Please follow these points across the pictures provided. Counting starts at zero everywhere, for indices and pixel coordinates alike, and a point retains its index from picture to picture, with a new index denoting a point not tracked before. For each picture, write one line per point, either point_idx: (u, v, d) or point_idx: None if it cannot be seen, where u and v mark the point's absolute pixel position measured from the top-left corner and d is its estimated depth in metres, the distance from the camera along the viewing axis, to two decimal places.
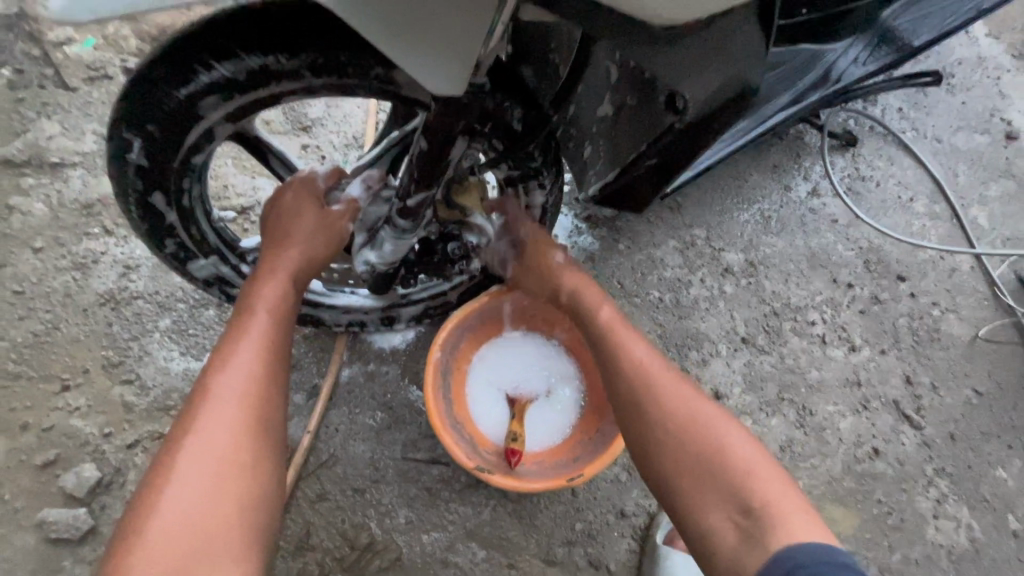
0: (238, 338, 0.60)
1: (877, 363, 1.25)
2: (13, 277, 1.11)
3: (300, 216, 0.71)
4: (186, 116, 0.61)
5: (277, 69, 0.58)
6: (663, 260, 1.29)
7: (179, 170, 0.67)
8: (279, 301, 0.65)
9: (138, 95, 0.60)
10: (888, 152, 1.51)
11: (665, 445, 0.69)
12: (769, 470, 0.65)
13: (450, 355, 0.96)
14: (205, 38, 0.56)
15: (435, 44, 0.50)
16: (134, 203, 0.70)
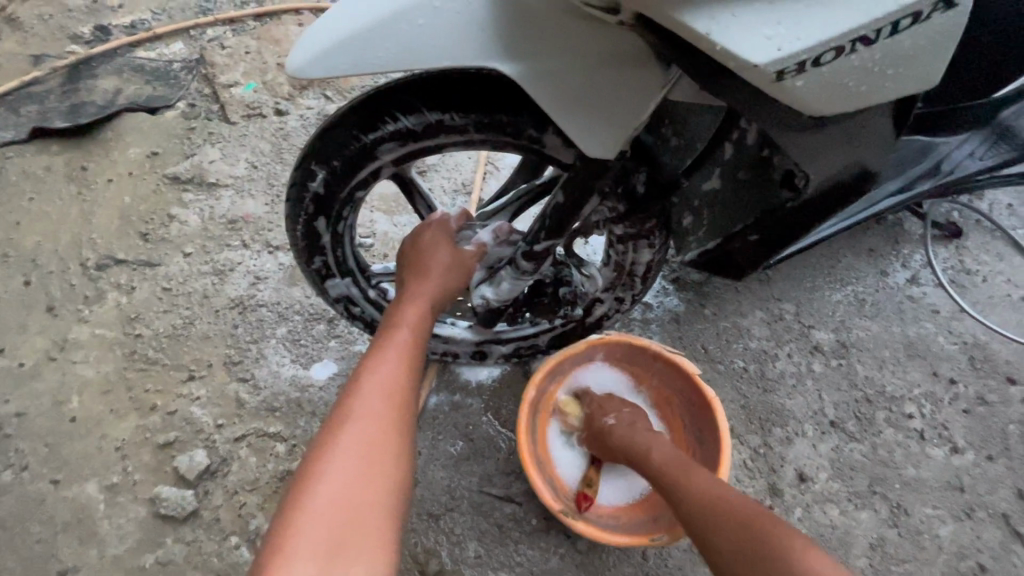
0: (384, 351, 0.66)
1: (984, 469, 1.16)
2: (165, 276, 1.28)
3: (436, 248, 0.76)
4: (365, 157, 0.73)
5: (449, 125, 0.68)
6: (749, 330, 1.29)
7: (344, 200, 0.79)
8: (417, 321, 0.71)
9: (333, 137, 0.72)
10: (997, 248, 1.46)
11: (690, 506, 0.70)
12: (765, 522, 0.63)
13: (540, 395, 0.99)
14: (397, 96, 0.68)
15: (594, 118, 0.59)
16: (301, 223, 0.81)
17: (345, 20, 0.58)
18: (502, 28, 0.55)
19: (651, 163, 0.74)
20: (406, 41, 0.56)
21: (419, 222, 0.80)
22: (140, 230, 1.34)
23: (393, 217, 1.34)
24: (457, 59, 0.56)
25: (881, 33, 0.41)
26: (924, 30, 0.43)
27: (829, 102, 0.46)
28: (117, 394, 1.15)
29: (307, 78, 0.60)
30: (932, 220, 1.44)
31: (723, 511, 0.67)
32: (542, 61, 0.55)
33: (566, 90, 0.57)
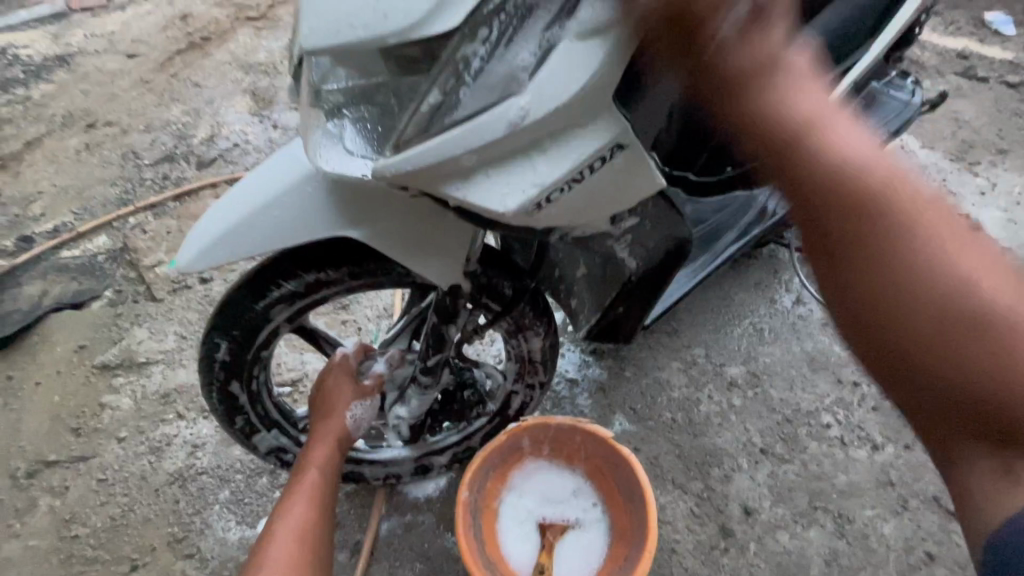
0: (294, 495, 0.75)
1: (906, 459, 1.25)
2: (99, 466, 1.28)
3: (341, 387, 0.86)
4: (261, 321, 0.82)
5: (326, 279, 0.79)
6: (669, 381, 1.39)
7: (251, 361, 0.86)
8: (327, 457, 0.80)
9: (228, 311, 0.81)
10: None
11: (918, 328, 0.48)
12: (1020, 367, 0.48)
13: (478, 495, 1.03)
14: (278, 266, 0.79)
15: (434, 255, 0.72)
16: (217, 392, 0.88)
17: (215, 222, 0.70)
18: (342, 203, 0.68)
19: (508, 269, 0.85)
20: (267, 227, 0.68)
21: (324, 366, 0.90)
22: (71, 426, 1.35)
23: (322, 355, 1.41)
24: (313, 234, 0.68)
25: (587, 172, 0.58)
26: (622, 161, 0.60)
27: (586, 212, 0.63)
28: None
29: (192, 271, 0.70)
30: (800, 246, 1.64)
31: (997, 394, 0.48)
32: (379, 221, 0.69)
33: (405, 238, 0.70)
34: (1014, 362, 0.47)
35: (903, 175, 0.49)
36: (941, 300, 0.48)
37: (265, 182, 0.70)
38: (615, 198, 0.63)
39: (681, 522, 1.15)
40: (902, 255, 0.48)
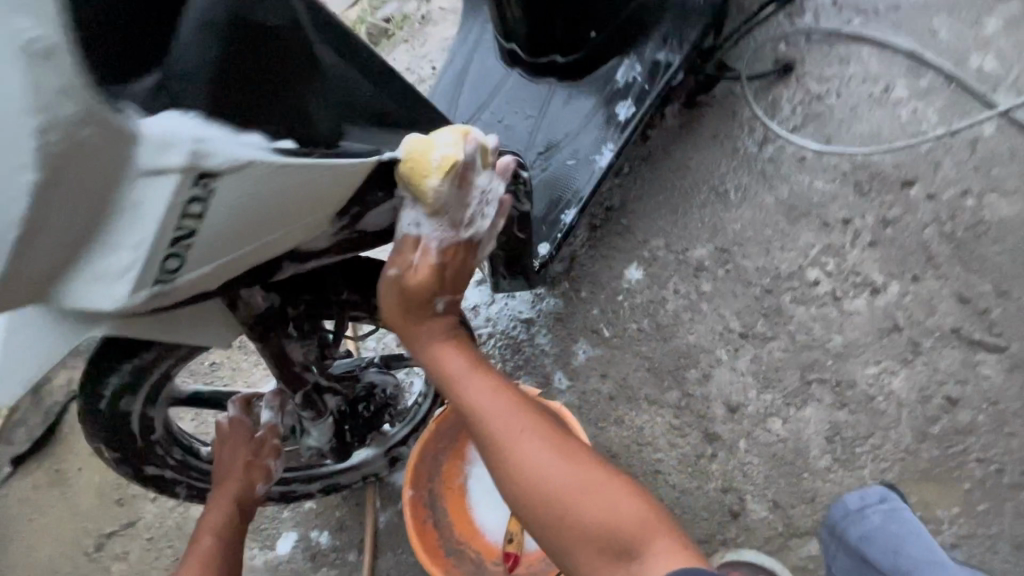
0: (188, 565, 0.75)
1: (915, 294, 1.05)
2: (147, 526, 1.44)
3: (236, 446, 0.83)
4: (120, 416, 0.80)
5: (147, 359, 0.74)
6: (629, 287, 1.24)
7: (145, 444, 0.87)
8: (224, 524, 0.79)
9: (83, 418, 0.79)
10: (839, 52, 1.33)
11: (522, 496, 0.61)
12: (605, 494, 0.60)
13: (433, 483, 1.01)
14: (97, 365, 0.74)
15: (202, 320, 0.60)
16: (137, 476, 0.91)
17: None
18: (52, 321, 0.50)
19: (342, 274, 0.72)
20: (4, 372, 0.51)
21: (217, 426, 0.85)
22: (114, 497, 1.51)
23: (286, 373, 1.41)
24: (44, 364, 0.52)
25: (190, 222, 0.38)
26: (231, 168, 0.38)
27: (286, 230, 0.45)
28: None
29: None
30: (758, 71, 1.34)
31: (579, 519, 0.60)
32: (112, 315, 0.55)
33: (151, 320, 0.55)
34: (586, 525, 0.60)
35: (474, 395, 0.64)
36: (523, 501, 0.61)
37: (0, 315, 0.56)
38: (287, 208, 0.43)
39: (662, 439, 1.07)
40: (519, 486, 0.61)
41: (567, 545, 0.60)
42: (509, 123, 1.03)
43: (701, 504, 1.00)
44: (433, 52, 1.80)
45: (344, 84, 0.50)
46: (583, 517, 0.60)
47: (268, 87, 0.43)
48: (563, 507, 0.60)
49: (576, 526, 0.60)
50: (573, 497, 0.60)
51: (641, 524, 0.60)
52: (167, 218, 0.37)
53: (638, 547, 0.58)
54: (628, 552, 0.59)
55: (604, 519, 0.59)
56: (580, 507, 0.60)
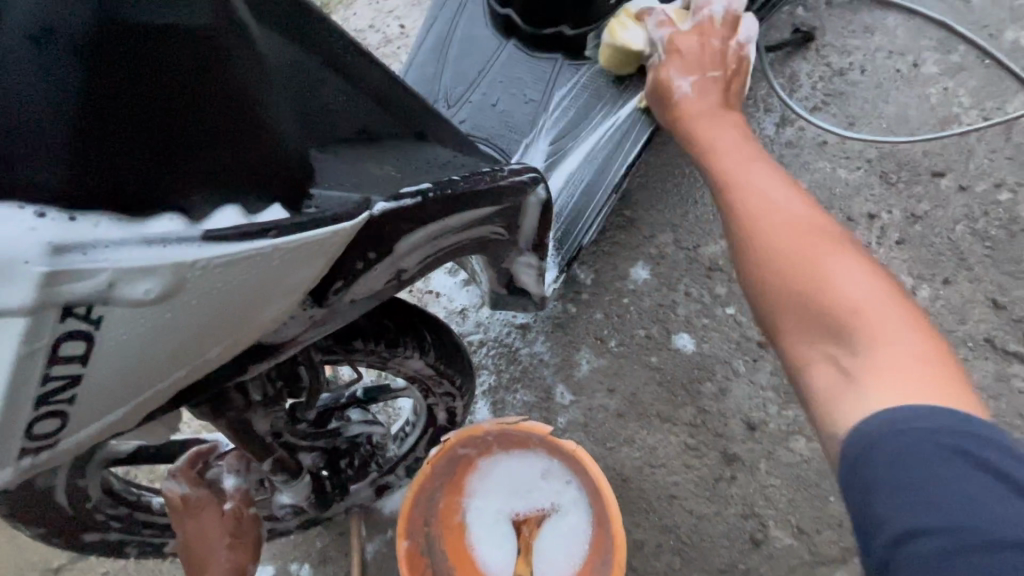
0: None
1: (947, 299, 0.98)
2: None
3: (206, 530, 0.67)
4: (40, 492, 0.64)
5: None
6: (637, 289, 1.12)
7: (79, 514, 0.71)
8: None
9: None
10: (863, 20, 1.20)
11: (764, 229, 0.56)
12: (901, 312, 0.48)
13: (429, 526, 0.91)
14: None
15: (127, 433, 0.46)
16: (70, 547, 0.74)
17: None
18: None
19: None
20: None
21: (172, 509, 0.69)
22: None
23: None
24: None
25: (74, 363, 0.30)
26: (154, 288, 0.30)
27: (233, 333, 0.36)
28: None
29: None
30: (774, 41, 1.20)
31: (784, 268, 0.53)
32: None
33: None
34: (823, 289, 0.50)
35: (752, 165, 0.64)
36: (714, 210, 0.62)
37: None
38: (224, 316, 0.35)
39: (676, 461, 0.99)
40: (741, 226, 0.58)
41: (791, 301, 0.52)
42: (504, 108, 0.86)
43: (722, 531, 0.94)
44: (401, 7, 1.56)
45: (294, 71, 0.40)
46: (838, 289, 0.50)
47: (158, 120, 0.31)
48: (803, 258, 0.53)
49: (832, 297, 0.49)
50: (817, 257, 0.52)
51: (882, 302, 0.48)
52: (29, 360, 0.28)
53: (872, 337, 0.47)
54: (859, 326, 0.47)
55: (847, 292, 0.49)
56: (837, 278, 0.50)
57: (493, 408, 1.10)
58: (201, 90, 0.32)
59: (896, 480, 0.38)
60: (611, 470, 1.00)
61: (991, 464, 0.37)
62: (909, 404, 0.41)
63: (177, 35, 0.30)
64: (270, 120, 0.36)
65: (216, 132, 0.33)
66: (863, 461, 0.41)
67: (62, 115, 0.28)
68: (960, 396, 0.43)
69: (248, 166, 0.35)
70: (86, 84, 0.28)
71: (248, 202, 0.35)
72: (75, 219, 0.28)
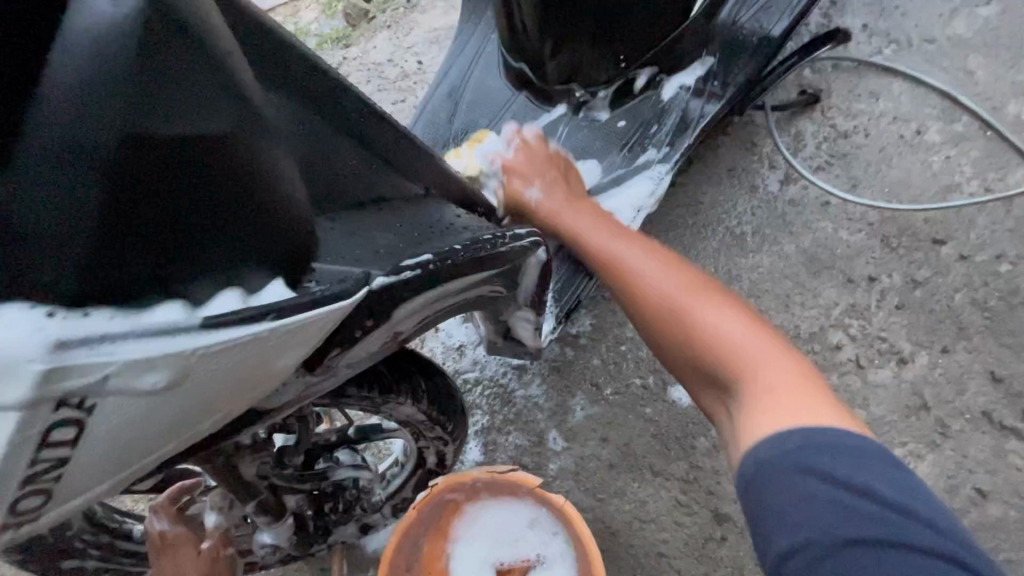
0: None
1: (945, 368, 0.98)
2: None
3: (179, 565, 0.66)
4: None
5: None
6: (635, 337, 1.12)
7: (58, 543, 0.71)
8: None
9: None
10: (869, 85, 1.22)
11: (644, 306, 0.65)
12: (760, 350, 0.54)
13: (411, 569, 0.90)
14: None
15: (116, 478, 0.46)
16: None
17: None
18: None
19: None
20: None
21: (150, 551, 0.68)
22: None
23: None
24: None
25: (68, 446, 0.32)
26: (161, 379, 0.33)
27: (230, 404, 0.39)
28: None
29: None
30: (781, 100, 1.22)
31: (673, 327, 0.61)
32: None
33: None
34: (700, 342, 0.58)
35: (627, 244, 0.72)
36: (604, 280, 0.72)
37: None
38: (225, 393, 0.38)
39: (666, 517, 0.97)
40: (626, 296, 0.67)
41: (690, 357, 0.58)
42: None
43: None
44: (421, 44, 1.61)
45: (305, 140, 0.43)
46: (713, 330, 0.57)
47: (164, 210, 0.34)
48: (679, 319, 0.60)
49: (706, 340, 0.57)
50: (688, 306, 0.61)
51: (755, 342, 0.55)
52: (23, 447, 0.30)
53: (750, 372, 0.53)
54: (730, 363, 0.54)
55: (721, 338, 0.56)
56: (713, 327, 0.57)
57: (484, 449, 1.09)
58: (211, 184, 0.35)
59: (788, 511, 0.41)
60: (599, 522, 0.99)
61: (858, 489, 0.40)
62: (789, 428, 0.45)
63: (195, 140, 0.33)
64: (277, 199, 0.38)
65: (221, 217, 0.36)
66: (757, 487, 0.44)
67: (78, 212, 0.30)
68: (831, 410, 0.47)
69: (249, 246, 0.38)
70: (101, 183, 0.30)
71: (248, 282, 0.38)
72: (85, 315, 0.31)
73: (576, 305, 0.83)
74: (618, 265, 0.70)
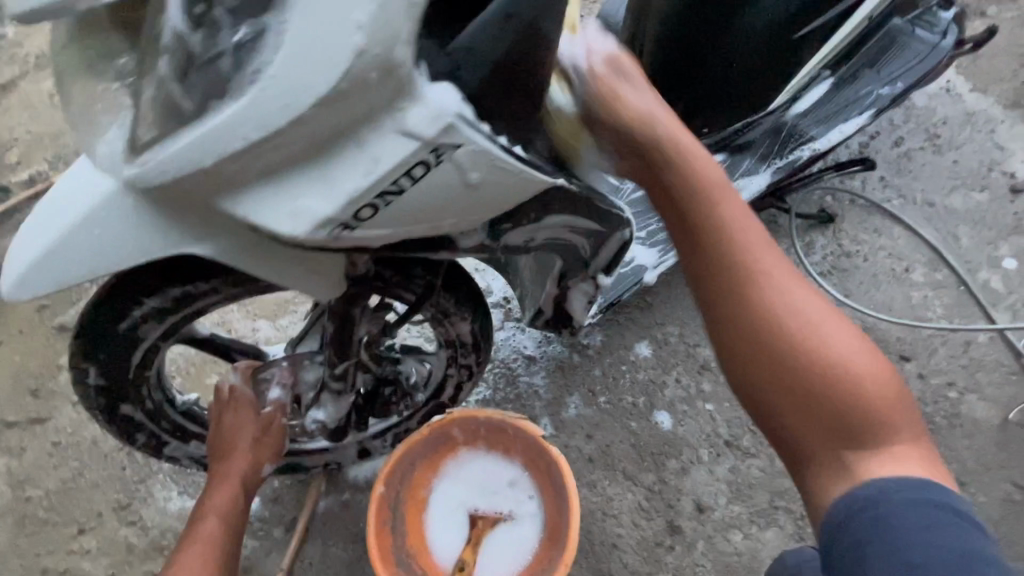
0: (185, 553, 0.73)
1: None
2: (53, 430, 1.26)
3: (242, 420, 0.82)
4: (128, 343, 0.72)
5: (192, 292, 0.70)
6: (636, 362, 1.27)
7: (133, 381, 0.78)
8: (230, 505, 0.79)
9: (86, 336, 0.71)
10: (874, 223, 1.46)
11: (770, 339, 0.56)
12: (887, 399, 0.55)
13: (400, 487, 0.99)
14: (120, 292, 0.69)
15: (309, 263, 0.64)
16: (102, 414, 0.79)
17: (34, 239, 0.56)
18: (168, 219, 0.54)
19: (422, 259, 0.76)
20: (91, 254, 0.55)
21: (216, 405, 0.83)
22: (28, 387, 1.31)
23: (273, 322, 1.36)
24: (139, 254, 0.55)
25: (410, 182, 0.50)
26: (474, 177, 0.54)
27: (452, 218, 0.57)
28: (17, 568, 1.13)
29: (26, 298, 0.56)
30: (802, 210, 1.45)
31: (804, 367, 0.54)
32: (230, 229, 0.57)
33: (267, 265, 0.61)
34: (835, 395, 0.54)
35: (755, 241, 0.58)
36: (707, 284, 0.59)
37: (64, 201, 0.55)
38: (468, 206, 0.56)
39: (628, 516, 1.09)
40: (767, 327, 0.56)
41: (781, 403, 0.55)
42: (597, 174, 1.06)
43: None
44: None
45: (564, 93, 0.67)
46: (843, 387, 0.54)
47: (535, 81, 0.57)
48: (818, 364, 0.54)
49: (839, 388, 0.54)
50: (821, 355, 0.54)
51: (876, 387, 0.55)
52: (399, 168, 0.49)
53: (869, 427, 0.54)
54: (820, 372, 0.54)
55: (850, 395, 0.54)
56: (824, 345, 0.55)
57: None
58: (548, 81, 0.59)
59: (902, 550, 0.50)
60: None
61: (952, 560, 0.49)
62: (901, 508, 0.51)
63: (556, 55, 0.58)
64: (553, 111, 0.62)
65: (524, 82, 0.55)
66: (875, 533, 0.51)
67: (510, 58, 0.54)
68: (919, 451, 0.55)
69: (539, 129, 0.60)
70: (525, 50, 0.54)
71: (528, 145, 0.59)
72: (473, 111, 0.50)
73: (617, 302, 1.00)
74: (766, 295, 0.56)
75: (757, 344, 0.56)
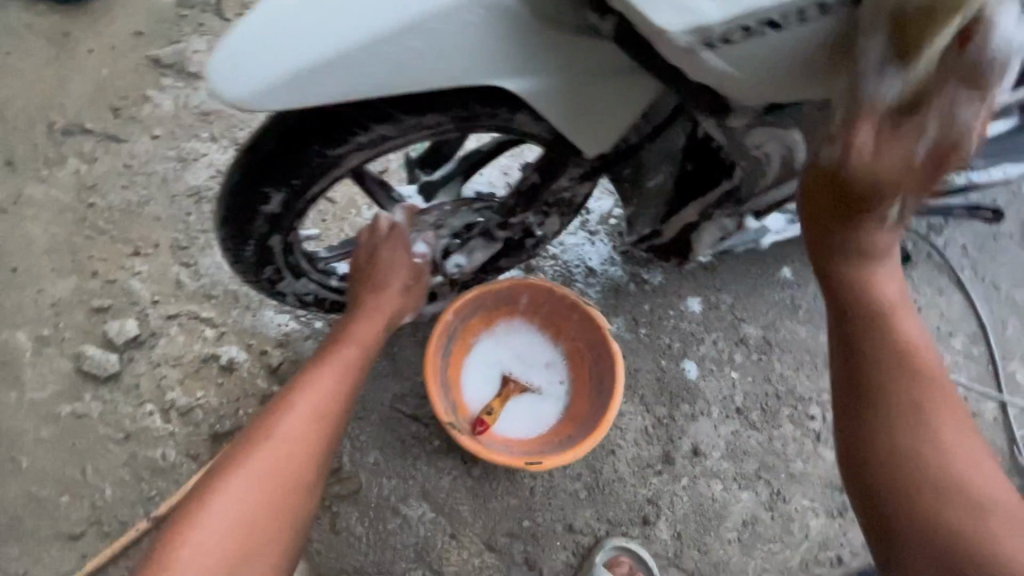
0: (329, 365, 0.82)
1: None
2: (128, 152, 1.25)
3: (396, 259, 0.90)
4: (329, 166, 0.70)
5: (420, 126, 0.68)
6: (685, 312, 1.29)
7: (304, 210, 0.76)
8: (377, 334, 0.89)
9: (288, 154, 0.68)
10: (939, 283, 1.49)
11: (890, 418, 0.63)
12: (998, 490, 0.61)
13: (459, 323, 1.04)
14: (352, 113, 0.66)
15: (603, 120, 0.68)
16: (252, 236, 0.77)
17: (312, 34, 0.55)
18: (505, 45, 0.59)
19: None
20: (394, 65, 0.57)
21: (374, 240, 0.91)
22: (112, 104, 1.29)
23: None
24: (465, 71, 0.59)
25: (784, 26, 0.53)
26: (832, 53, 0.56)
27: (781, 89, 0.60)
28: (67, 261, 1.16)
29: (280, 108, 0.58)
30: None
31: (917, 444, 0.62)
32: (558, 47, 0.61)
33: (565, 113, 0.66)
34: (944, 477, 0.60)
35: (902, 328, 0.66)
36: (851, 349, 0.66)
37: None
38: (801, 81, 0.59)
39: (631, 433, 1.18)
40: (893, 404, 0.63)
41: (884, 478, 0.62)
42: None
43: (628, 496, 1.14)
44: None
45: None
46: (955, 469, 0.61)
47: None
48: (930, 445, 0.62)
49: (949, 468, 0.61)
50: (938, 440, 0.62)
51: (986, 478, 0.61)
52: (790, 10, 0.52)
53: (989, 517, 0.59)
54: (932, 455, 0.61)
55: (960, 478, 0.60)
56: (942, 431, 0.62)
57: None
58: None
59: None
60: None
61: None
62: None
63: None
64: None
65: None
66: None
67: None
68: None
69: None
70: None
71: None
72: None
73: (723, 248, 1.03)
74: (898, 378, 0.64)
75: (881, 419, 0.63)
